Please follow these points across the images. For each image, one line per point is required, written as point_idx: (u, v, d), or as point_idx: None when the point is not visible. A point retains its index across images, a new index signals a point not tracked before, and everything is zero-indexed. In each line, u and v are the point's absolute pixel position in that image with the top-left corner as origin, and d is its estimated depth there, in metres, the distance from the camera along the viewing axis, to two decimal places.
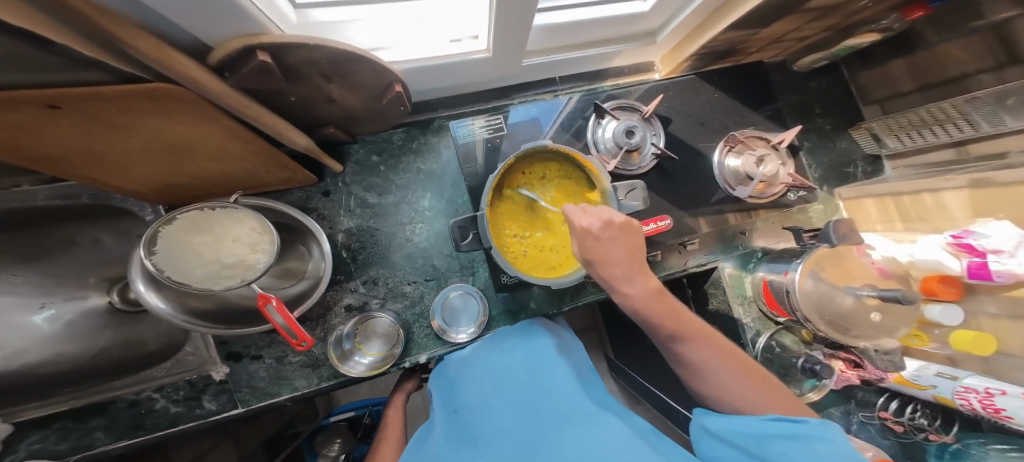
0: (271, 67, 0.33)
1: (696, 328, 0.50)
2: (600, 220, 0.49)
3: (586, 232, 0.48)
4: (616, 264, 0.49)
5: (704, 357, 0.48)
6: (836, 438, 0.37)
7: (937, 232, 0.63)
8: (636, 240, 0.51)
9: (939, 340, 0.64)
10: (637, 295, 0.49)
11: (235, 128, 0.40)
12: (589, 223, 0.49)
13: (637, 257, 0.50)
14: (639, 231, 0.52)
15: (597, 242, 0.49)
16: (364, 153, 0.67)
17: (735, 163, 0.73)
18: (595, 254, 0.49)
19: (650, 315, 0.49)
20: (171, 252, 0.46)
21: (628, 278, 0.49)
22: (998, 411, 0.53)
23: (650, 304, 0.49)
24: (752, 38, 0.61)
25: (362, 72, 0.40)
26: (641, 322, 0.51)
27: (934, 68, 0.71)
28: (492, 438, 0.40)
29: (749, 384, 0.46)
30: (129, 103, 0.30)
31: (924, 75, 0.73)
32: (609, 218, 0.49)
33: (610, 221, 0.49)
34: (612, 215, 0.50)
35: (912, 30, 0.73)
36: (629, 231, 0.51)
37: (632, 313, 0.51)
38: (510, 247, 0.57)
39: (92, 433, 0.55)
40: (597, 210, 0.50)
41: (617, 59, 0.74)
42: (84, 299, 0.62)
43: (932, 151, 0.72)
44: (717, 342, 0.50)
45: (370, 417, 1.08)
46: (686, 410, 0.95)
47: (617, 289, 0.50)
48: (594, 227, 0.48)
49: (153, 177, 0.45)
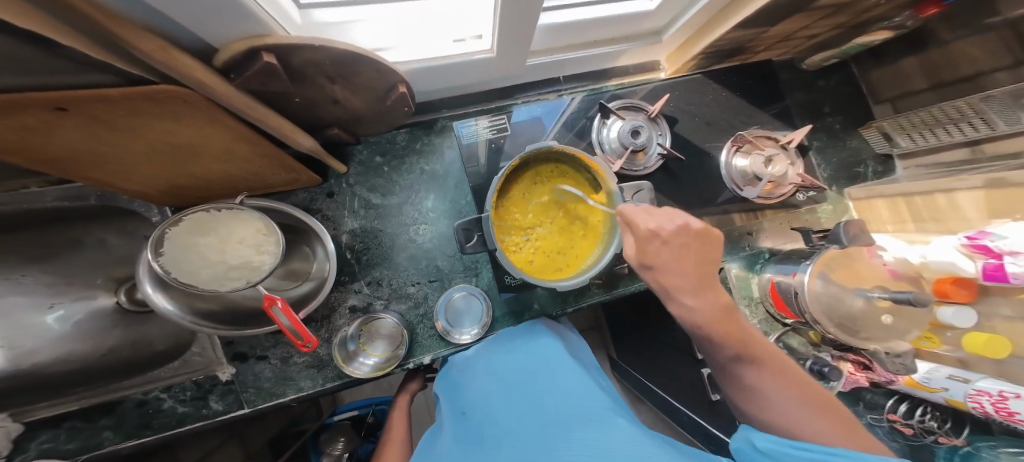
0: (275, 68, 0.32)
1: (765, 351, 0.46)
2: (671, 221, 0.47)
3: (651, 233, 0.47)
4: (678, 273, 0.47)
5: (767, 381, 0.44)
6: None
7: (950, 233, 0.62)
8: (710, 254, 0.49)
9: (950, 343, 0.63)
10: (699, 307, 0.47)
11: (239, 130, 0.40)
12: (657, 224, 0.47)
13: (707, 271, 0.48)
14: (720, 242, 0.50)
15: (661, 246, 0.47)
16: (367, 154, 0.67)
17: (742, 163, 0.72)
18: (656, 258, 0.47)
19: (714, 331, 0.46)
20: (177, 253, 0.46)
21: (693, 290, 0.47)
22: (1012, 414, 0.51)
23: (716, 319, 0.46)
24: (761, 36, 0.60)
25: (366, 74, 0.40)
26: (701, 338, 0.49)
27: (946, 65, 0.69)
28: (500, 439, 0.40)
29: (822, 419, 0.40)
30: (134, 105, 0.30)
31: (938, 73, 0.71)
32: (684, 222, 0.47)
33: (685, 225, 0.47)
34: (687, 219, 0.47)
35: (925, 28, 0.71)
36: (708, 243, 0.49)
37: (691, 328, 0.48)
38: (518, 252, 0.57)
39: (101, 433, 0.56)
40: (666, 213, 0.49)
41: (622, 58, 0.73)
42: (92, 299, 0.63)
43: (946, 150, 0.70)
44: (788, 370, 0.45)
45: (374, 417, 1.09)
46: (691, 412, 0.95)
47: (675, 299, 0.48)
48: (665, 229, 0.47)
49: (158, 178, 0.45)
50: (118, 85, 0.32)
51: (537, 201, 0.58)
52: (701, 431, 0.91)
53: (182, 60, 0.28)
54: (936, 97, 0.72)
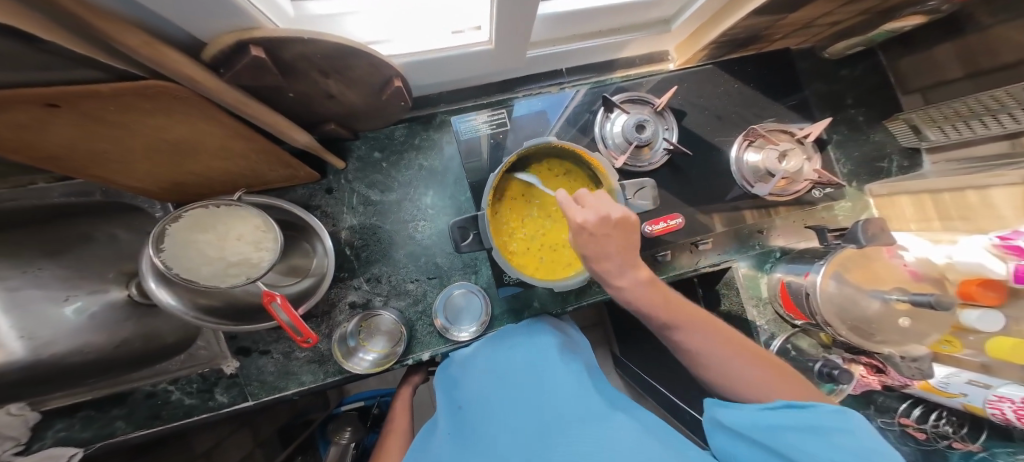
0: (265, 63, 0.31)
1: (691, 314, 0.47)
2: (595, 214, 0.44)
3: (578, 227, 0.44)
4: (607, 258, 0.46)
5: (699, 342, 0.46)
6: (855, 430, 0.35)
7: (982, 232, 0.58)
8: (631, 232, 0.47)
9: (973, 347, 0.60)
10: (631, 286, 0.47)
11: (235, 127, 0.39)
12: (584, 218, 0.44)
13: (631, 249, 0.47)
14: (637, 224, 0.47)
15: (588, 239, 0.45)
16: (365, 149, 0.66)
17: (754, 159, 0.69)
18: (585, 250, 0.46)
19: (644, 307, 0.47)
20: (178, 250, 0.47)
21: (619, 271, 0.47)
22: None
23: (643, 295, 0.47)
24: (777, 24, 0.56)
25: (360, 68, 0.39)
26: (636, 312, 0.49)
27: (982, 52, 0.62)
28: (498, 442, 0.40)
29: (753, 367, 0.43)
30: (125, 101, 0.29)
31: (975, 62, 0.63)
32: (606, 212, 0.44)
33: (607, 217, 0.44)
34: (609, 209, 0.44)
35: (962, 12, 0.62)
36: (626, 224, 0.46)
37: (628, 306, 0.49)
38: (523, 257, 0.55)
39: (112, 422, 0.58)
40: (592, 201, 0.47)
41: (629, 49, 0.70)
42: (105, 292, 0.63)
43: (976, 145, 0.65)
44: (710, 325, 0.47)
45: (379, 407, 1.11)
46: (694, 411, 0.94)
47: (607, 280, 0.48)
48: (590, 222, 0.43)
49: (158, 175, 0.45)
50: (110, 81, 0.31)
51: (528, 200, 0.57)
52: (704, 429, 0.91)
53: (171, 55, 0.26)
54: (973, 86, 0.64)
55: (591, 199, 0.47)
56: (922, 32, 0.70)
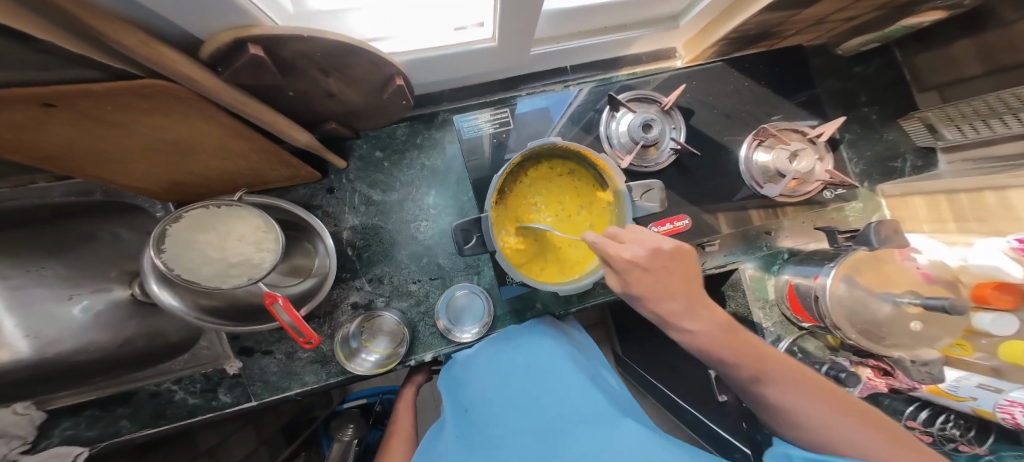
0: (264, 61, 0.30)
1: (784, 366, 0.42)
2: (646, 248, 0.42)
3: (630, 265, 0.42)
4: (673, 297, 0.43)
5: (788, 394, 0.40)
6: None
7: (998, 234, 0.56)
8: (690, 264, 0.45)
9: (984, 350, 0.59)
10: (701, 329, 0.44)
11: (234, 126, 0.39)
12: (632, 252, 0.42)
13: (695, 285, 0.45)
14: (693, 256, 0.45)
15: (643, 275, 0.43)
16: (367, 148, 0.65)
17: (764, 159, 0.67)
18: (640, 290, 0.43)
19: (718, 352, 0.43)
20: (180, 251, 0.47)
21: (689, 313, 0.44)
22: None
23: (717, 339, 0.43)
24: (790, 20, 0.54)
25: (361, 66, 0.38)
26: (710, 359, 0.45)
27: (1003, 49, 0.59)
28: (505, 439, 0.39)
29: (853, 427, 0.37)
30: (122, 100, 0.28)
31: (996, 59, 0.61)
32: (657, 245, 0.42)
33: (659, 249, 0.42)
34: (660, 241, 0.43)
35: (985, 7, 0.60)
36: (682, 256, 0.45)
37: (698, 351, 0.45)
38: (531, 263, 0.54)
39: (118, 421, 0.58)
40: (636, 234, 0.45)
41: (636, 45, 0.68)
42: (108, 291, 0.64)
43: (997, 144, 0.62)
44: (808, 379, 0.41)
45: (381, 405, 1.11)
46: (696, 412, 0.93)
47: (677, 325, 0.44)
48: (641, 256, 0.42)
49: (158, 175, 0.45)
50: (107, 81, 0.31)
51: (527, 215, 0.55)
52: (707, 429, 0.91)
53: (169, 54, 0.26)
54: (994, 83, 0.62)
55: (630, 233, 0.45)
56: (941, 27, 0.68)
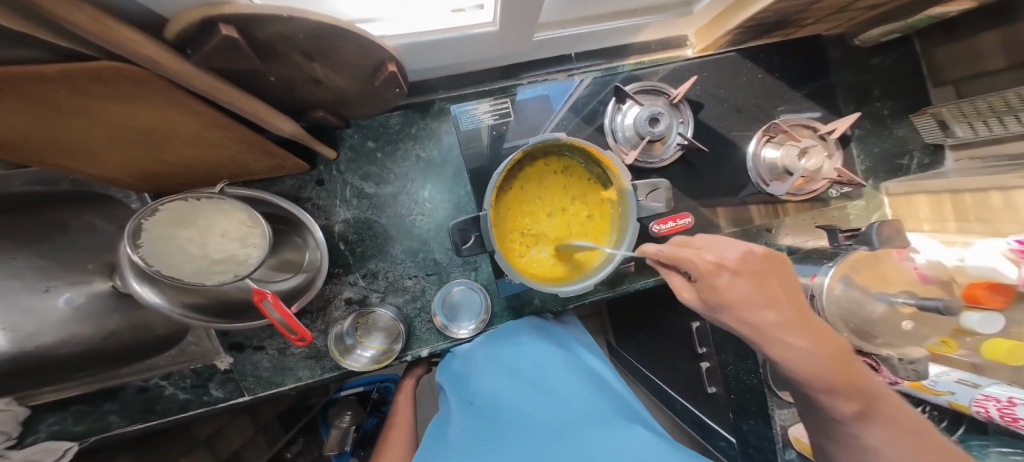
0: (240, 44, 0.27)
1: (891, 408, 0.36)
2: (738, 252, 0.38)
3: (716, 268, 0.37)
4: (776, 308, 0.36)
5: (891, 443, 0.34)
6: None
7: (998, 235, 0.56)
8: (787, 275, 0.40)
9: (967, 347, 0.60)
10: (811, 349, 0.35)
11: (208, 114, 0.35)
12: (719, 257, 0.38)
13: (792, 295, 0.38)
14: (788, 266, 0.41)
15: (734, 282, 0.37)
16: (358, 138, 0.62)
17: (773, 155, 0.65)
18: (731, 299, 0.36)
19: (831, 383, 0.34)
20: (156, 246, 0.44)
21: (793, 329, 0.36)
22: (1016, 420, 0.49)
23: (825, 366, 0.34)
24: (811, 8, 0.51)
25: (348, 51, 0.35)
26: (799, 383, 0.37)
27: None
28: (515, 437, 0.37)
29: None
30: (78, 84, 0.25)
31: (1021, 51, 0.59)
32: (747, 247, 0.39)
33: (749, 251, 0.38)
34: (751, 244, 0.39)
35: None
36: (778, 265, 0.40)
37: (790, 372, 0.37)
38: (543, 267, 0.54)
39: (105, 416, 0.59)
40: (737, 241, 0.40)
41: (645, 32, 0.64)
42: (88, 283, 0.59)
43: (1008, 143, 0.62)
44: (903, 421, 0.35)
45: (378, 392, 1.12)
46: (685, 402, 0.96)
47: (778, 342, 0.36)
48: (729, 259, 0.38)
49: (129, 165, 0.42)
50: (57, 62, 0.27)
51: (530, 220, 0.54)
52: (694, 419, 0.94)
53: (144, 35, 0.23)
54: (1014, 78, 0.60)
55: (700, 240, 0.42)
56: (967, 17, 0.65)
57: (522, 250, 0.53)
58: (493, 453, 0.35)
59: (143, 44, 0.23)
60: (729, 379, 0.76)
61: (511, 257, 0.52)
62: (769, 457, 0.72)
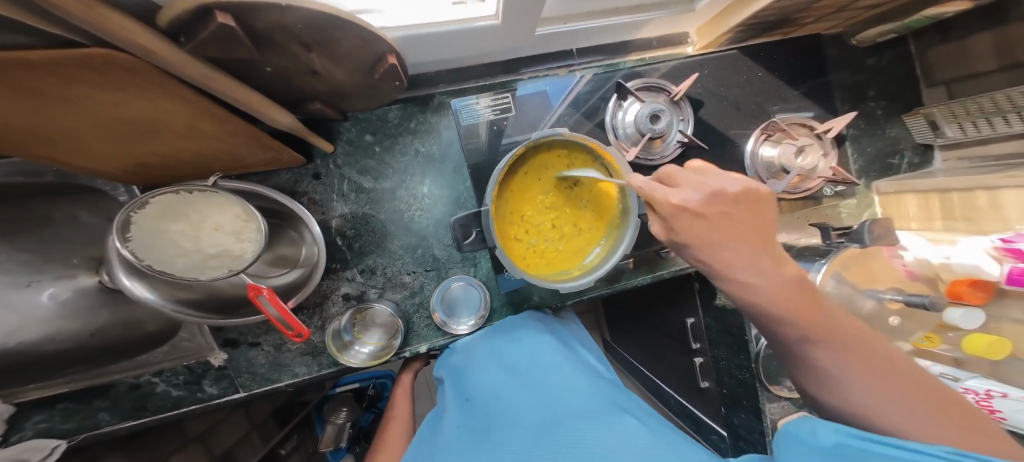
0: (237, 34, 0.26)
1: (851, 334, 0.39)
2: (702, 193, 0.40)
3: (678, 210, 0.39)
4: (731, 242, 0.39)
5: (836, 360, 0.38)
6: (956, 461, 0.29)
7: (982, 234, 0.58)
8: (768, 213, 0.42)
9: (950, 343, 0.61)
10: (759, 281, 0.39)
11: (202, 105, 0.34)
12: (683, 198, 0.39)
13: (761, 230, 0.40)
14: (768, 202, 0.42)
15: (693, 221, 0.39)
16: (356, 132, 0.61)
17: (770, 153, 0.66)
18: (688, 236, 0.40)
19: (780, 309, 0.39)
20: (147, 240, 0.43)
21: (745, 261, 0.39)
22: (993, 412, 0.52)
23: (771, 290, 0.39)
24: (812, 7, 0.52)
25: (347, 41, 0.34)
26: (757, 314, 0.41)
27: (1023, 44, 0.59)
28: (507, 434, 0.37)
29: (934, 424, 0.34)
30: (65, 71, 0.23)
31: (1011, 53, 0.61)
32: (717, 188, 0.40)
33: (717, 192, 0.40)
34: (724, 184, 0.40)
35: None
36: (755, 200, 0.41)
37: (744, 301, 0.41)
38: (551, 258, 0.54)
39: (95, 414, 0.57)
40: (724, 179, 0.42)
41: (647, 29, 0.64)
42: (73, 278, 0.57)
43: (996, 144, 0.65)
44: (861, 342, 0.39)
45: (373, 389, 1.11)
46: (678, 396, 0.99)
47: (732, 273, 0.40)
48: (691, 202, 0.39)
49: (119, 157, 0.40)
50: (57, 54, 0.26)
51: (538, 211, 0.54)
52: (687, 413, 0.96)
53: (139, 24, 0.22)
54: (1006, 79, 0.62)
55: (683, 179, 0.42)
56: (962, 18, 0.67)
57: (530, 241, 0.53)
58: (485, 452, 0.35)
59: (140, 35, 0.22)
60: (722, 373, 0.77)
61: (520, 249, 0.53)
62: (759, 449, 0.73)
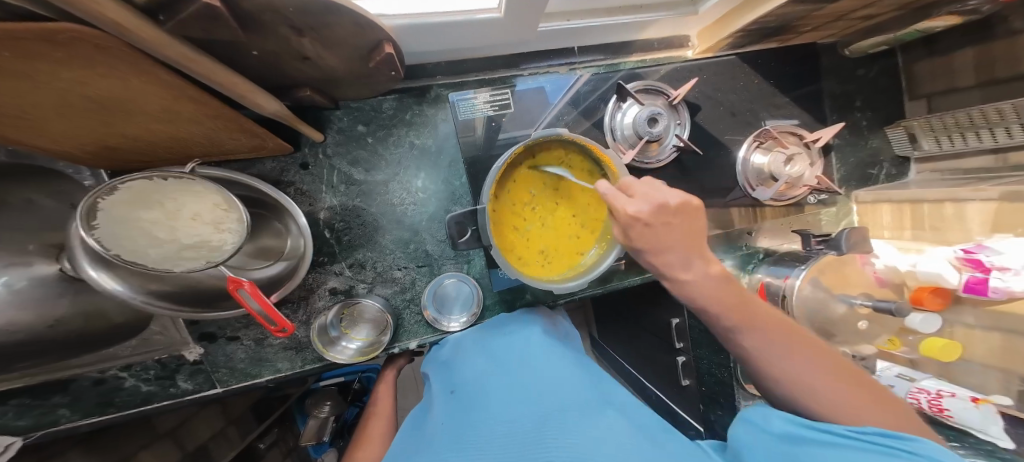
0: (224, 16, 0.24)
1: (769, 319, 0.43)
2: (649, 203, 0.39)
3: (632, 220, 0.39)
4: (669, 247, 0.41)
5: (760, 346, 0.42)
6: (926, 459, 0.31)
7: (946, 244, 0.64)
8: (696, 217, 0.42)
9: (910, 345, 0.66)
10: (699, 282, 0.42)
11: (181, 87, 0.31)
12: (636, 208, 0.39)
13: (698, 238, 0.42)
14: (701, 212, 0.43)
15: (645, 230, 0.40)
16: (348, 121, 0.58)
17: (761, 161, 0.68)
18: (639, 243, 0.41)
19: (711, 305, 0.43)
20: (115, 227, 0.40)
21: (684, 263, 0.42)
22: (943, 410, 0.58)
23: (710, 294, 0.42)
24: (811, 15, 0.53)
25: (344, 26, 0.32)
26: (702, 313, 0.45)
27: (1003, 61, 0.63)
28: (490, 424, 0.37)
29: (859, 397, 0.39)
30: (25, 47, 0.20)
31: (989, 70, 0.66)
32: (662, 200, 0.39)
33: (664, 204, 0.39)
34: (665, 196, 0.40)
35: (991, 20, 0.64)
36: (688, 210, 0.41)
37: (690, 302, 0.44)
38: (546, 253, 0.54)
39: (55, 410, 0.55)
40: (648, 187, 0.43)
41: (650, 30, 0.65)
42: (29, 265, 0.44)
43: (967, 158, 0.70)
44: (808, 342, 0.42)
45: (359, 383, 1.09)
46: (660, 392, 1.02)
47: (677, 276, 0.43)
48: (644, 213, 0.39)
49: (82, 137, 0.36)
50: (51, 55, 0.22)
51: (541, 205, 0.54)
52: (665, 407, 1.00)
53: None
54: (982, 96, 0.67)
55: (639, 187, 0.42)
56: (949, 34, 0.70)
57: (528, 232, 0.54)
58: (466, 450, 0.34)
59: (116, 13, 0.19)
60: (702, 372, 0.80)
61: (517, 237, 0.53)
62: None
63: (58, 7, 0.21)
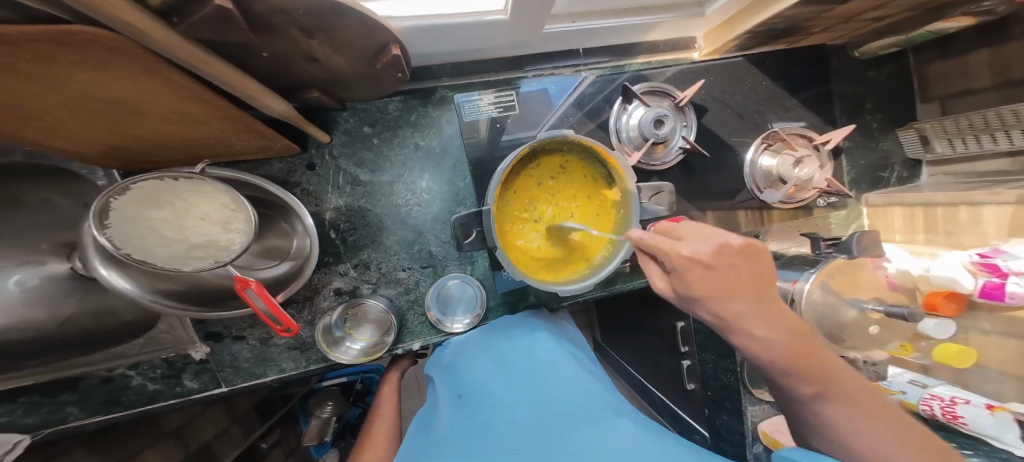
0: (235, 18, 0.24)
1: (852, 385, 0.38)
2: (710, 242, 0.35)
3: (690, 263, 0.35)
4: (735, 294, 0.36)
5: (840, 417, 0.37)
6: None
7: (961, 248, 0.62)
8: (754, 258, 0.37)
9: (922, 351, 0.65)
10: (774, 339, 0.37)
11: (192, 89, 0.32)
12: (692, 248, 0.35)
13: (764, 285, 0.37)
14: (766, 254, 0.38)
15: (704, 273, 0.35)
16: (354, 122, 0.59)
17: (768, 163, 0.67)
18: (699, 291, 0.36)
19: (785, 366, 0.37)
20: (126, 227, 0.41)
21: (757, 315, 0.37)
22: (956, 417, 0.56)
23: (786, 354, 0.37)
24: (820, 16, 0.52)
25: (352, 28, 0.32)
26: (766, 368, 0.40)
27: (1018, 61, 0.62)
28: (503, 431, 0.36)
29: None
30: (44, 50, 0.21)
31: (1005, 71, 0.64)
32: (724, 240, 0.35)
33: (727, 244, 0.35)
34: (729, 237, 0.36)
35: (1006, 21, 0.63)
36: (751, 251, 0.37)
37: (758, 358, 0.39)
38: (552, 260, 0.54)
39: (63, 408, 0.55)
40: (700, 227, 0.39)
41: (656, 32, 0.64)
42: (42, 264, 0.46)
43: (982, 160, 0.68)
44: (887, 408, 0.37)
45: (362, 383, 1.09)
46: (665, 396, 1.01)
47: (746, 331, 0.37)
48: (702, 253, 0.35)
49: (95, 138, 0.37)
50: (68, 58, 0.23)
51: (544, 212, 0.54)
52: (670, 412, 0.99)
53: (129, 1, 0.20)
54: (997, 98, 0.65)
55: (688, 230, 0.39)
56: (963, 35, 0.69)
57: (533, 241, 0.54)
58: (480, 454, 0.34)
59: (131, 15, 0.20)
60: (708, 376, 0.79)
61: (522, 246, 0.53)
62: (738, 450, 0.76)
63: (75, 10, 0.22)
